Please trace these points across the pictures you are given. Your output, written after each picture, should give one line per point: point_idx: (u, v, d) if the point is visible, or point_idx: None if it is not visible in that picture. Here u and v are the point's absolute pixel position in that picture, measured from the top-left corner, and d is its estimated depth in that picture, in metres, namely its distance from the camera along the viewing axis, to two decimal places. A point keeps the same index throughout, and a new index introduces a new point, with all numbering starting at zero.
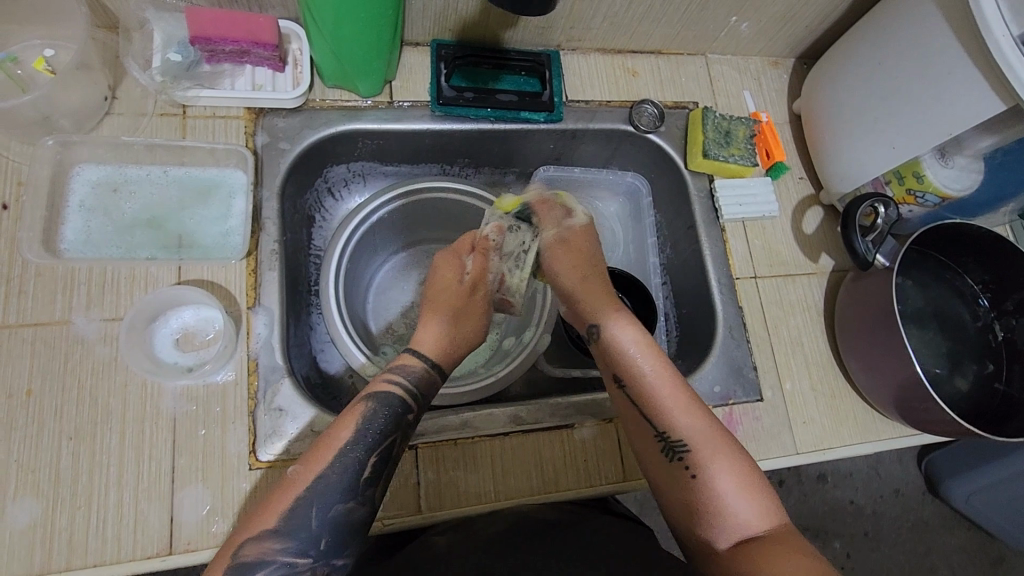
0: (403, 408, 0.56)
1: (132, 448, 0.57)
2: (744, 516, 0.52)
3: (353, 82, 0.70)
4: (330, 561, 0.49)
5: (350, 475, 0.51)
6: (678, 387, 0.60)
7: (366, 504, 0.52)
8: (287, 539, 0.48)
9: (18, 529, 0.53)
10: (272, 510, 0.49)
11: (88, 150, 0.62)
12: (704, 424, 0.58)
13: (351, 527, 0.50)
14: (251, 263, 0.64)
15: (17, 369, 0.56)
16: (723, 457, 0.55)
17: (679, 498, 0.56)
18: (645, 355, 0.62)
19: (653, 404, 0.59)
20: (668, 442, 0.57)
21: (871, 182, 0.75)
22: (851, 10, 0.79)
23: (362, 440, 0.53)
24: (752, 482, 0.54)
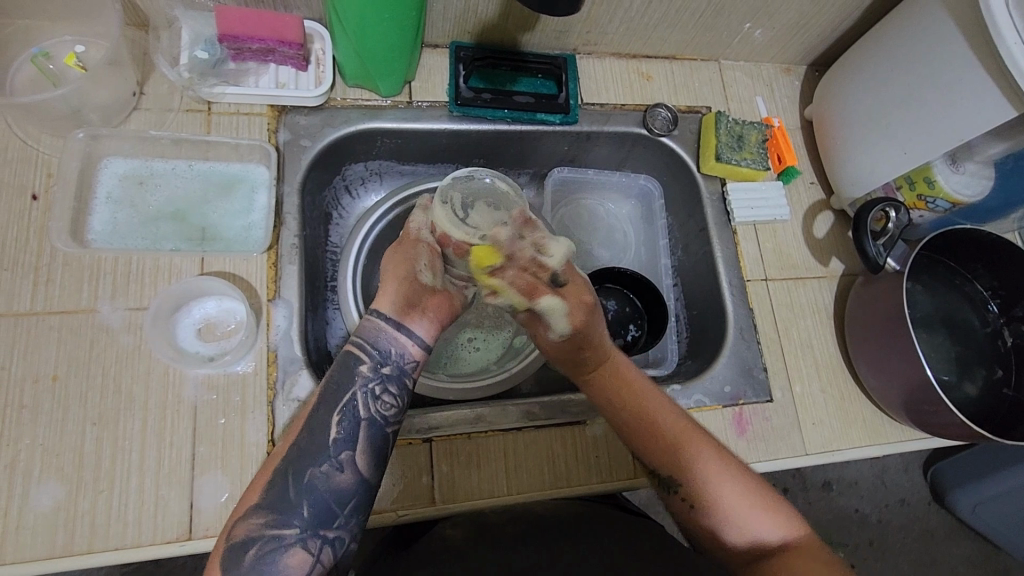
0: (364, 362, 0.54)
1: (154, 435, 0.58)
2: (755, 532, 0.54)
3: (374, 81, 0.71)
4: (320, 532, 0.49)
5: (320, 437, 0.51)
6: (667, 418, 0.58)
7: (345, 468, 0.51)
8: (270, 511, 0.48)
9: (42, 511, 0.54)
10: (259, 481, 0.50)
11: (116, 144, 0.64)
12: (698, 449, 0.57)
13: (335, 495, 0.50)
14: (272, 256, 0.65)
15: (44, 355, 0.58)
16: (721, 480, 0.55)
17: (687, 524, 0.57)
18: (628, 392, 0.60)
19: (642, 445, 0.58)
20: (663, 479, 0.57)
21: (883, 187, 0.76)
22: (864, 19, 0.80)
23: (328, 403, 0.53)
24: (755, 500, 0.55)
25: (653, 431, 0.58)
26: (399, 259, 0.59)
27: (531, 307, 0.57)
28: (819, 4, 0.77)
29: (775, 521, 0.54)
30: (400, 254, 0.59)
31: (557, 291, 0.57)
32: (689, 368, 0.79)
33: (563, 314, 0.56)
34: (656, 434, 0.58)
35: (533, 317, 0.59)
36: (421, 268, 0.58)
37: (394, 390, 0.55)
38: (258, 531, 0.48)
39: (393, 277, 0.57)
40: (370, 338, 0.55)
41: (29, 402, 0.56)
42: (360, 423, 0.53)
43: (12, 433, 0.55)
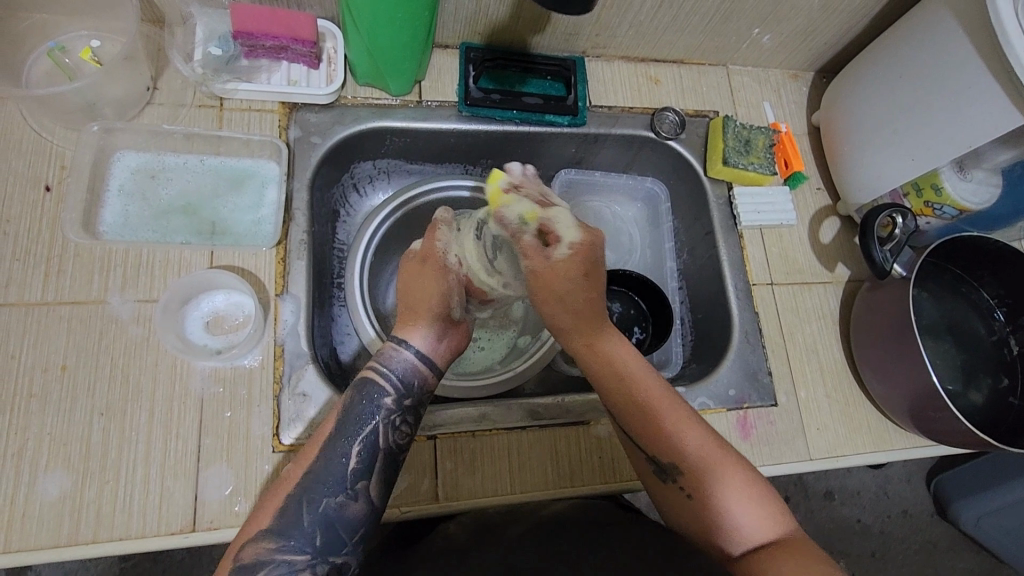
0: (387, 395, 0.55)
1: (160, 427, 0.58)
2: (750, 525, 0.53)
3: (384, 80, 0.72)
4: (329, 559, 0.49)
5: (337, 468, 0.52)
6: (665, 401, 0.58)
7: (359, 497, 0.52)
8: (282, 538, 0.49)
9: (48, 500, 0.54)
10: (268, 506, 0.50)
11: (129, 137, 0.64)
12: (698, 437, 0.57)
13: (347, 524, 0.51)
14: (281, 251, 0.65)
15: (53, 345, 0.58)
16: (719, 468, 0.56)
17: (682, 515, 0.57)
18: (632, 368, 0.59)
19: (638, 429, 0.58)
20: (660, 467, 0.57)
21: (890, 193, 0.76)
22: (872, 26, 0.81)
23: (347, 433, 0.53)
24: (752, 491, 0.55)
25: (651, 413, 0.58)
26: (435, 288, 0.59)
27: (543, 213, 0.58)
28: (828, 10, 0.77)
29: (770, 515, 0.54)
30: (436, 283, 0.59)
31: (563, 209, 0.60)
32: (694, 371, 0.79)
33: (570, 219, 0.59)
34: (653, 416, 0.57)
35: (538, 239, 0.58)
36: (454, 304, 0.60)
37: (411, 421, 0.56)
38: (270, 554, 0.48)
39: (426, 309, 0.58)
40: (392, 368, 0.56)
41: (38, 392, 0.57)
42: (377, 453, 0.54)
43: (20, 422, 0.56)
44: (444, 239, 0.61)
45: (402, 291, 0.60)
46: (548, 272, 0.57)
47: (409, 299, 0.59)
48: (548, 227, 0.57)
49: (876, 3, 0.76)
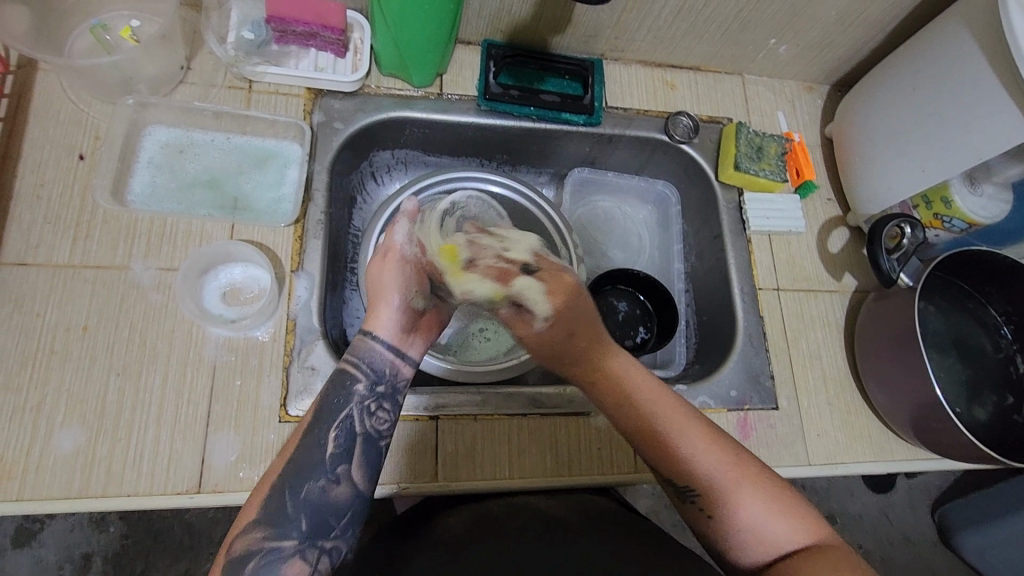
0: (359, 381, 0.57)
1: (173, 390, 0.60)
2: (778, 537, 0.52)
3: (408, 71, 0.74)
4: (317, 543, 0.51)
5: (318, 454, 0.53)
6: (675, 424, 0.57)
7: (341, 481, 0.53)
8: (268, 525, 0.50)
9: (62, 454, 0.56)
10: (256, 496, 0.51)
11: (161, 113, 0.67)
12: (720, 457, 0.56)
13: (332, 507, 0.52)
14: (299, 229, 0.67)
15: (76, 306, 0.60)
16: (742, 486, 0.54)
17: (708, 536, 0.55)
18: (651, 401, 0.58)
19: (650, 452, 0.57)
20: (679, 488, 0.56)
21: (899, 205, 0.77)
22: (888, 41, 0.82)
23: (326, 419, 0.54)
24: (778, 503, 0.53)
25: (661, 437, 0.57)
26: (392, 281, 0.59)
27: (507, 290, 0.57)
28: (845, 23, 0.79)
29: (791, 522, 0.53)
30: (393, 280, 0.59)
31: (531, 274, 0.57)
32: (696, 371, 0.80)
33: (539, 287, 0.57)
34: (663, 438, 0.57)
35: (514, 310, 0.59)
36: (415, 297, 0.60)
37: (389, 406, 0.58)
38: (258, 544, 0.49)
39: (388, 304, 0.59)
40: (362, 354, 0.58)
41: (59, 350, 0.59)
42: (355, 438, 0.55)
43: (41, 377, 0.58)
44: (403, 234, 0.61)
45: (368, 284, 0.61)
46: (529, 336, 0.60)
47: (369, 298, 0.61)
48: (518, 302, 0.58)
49: (892, 18, 0.78)
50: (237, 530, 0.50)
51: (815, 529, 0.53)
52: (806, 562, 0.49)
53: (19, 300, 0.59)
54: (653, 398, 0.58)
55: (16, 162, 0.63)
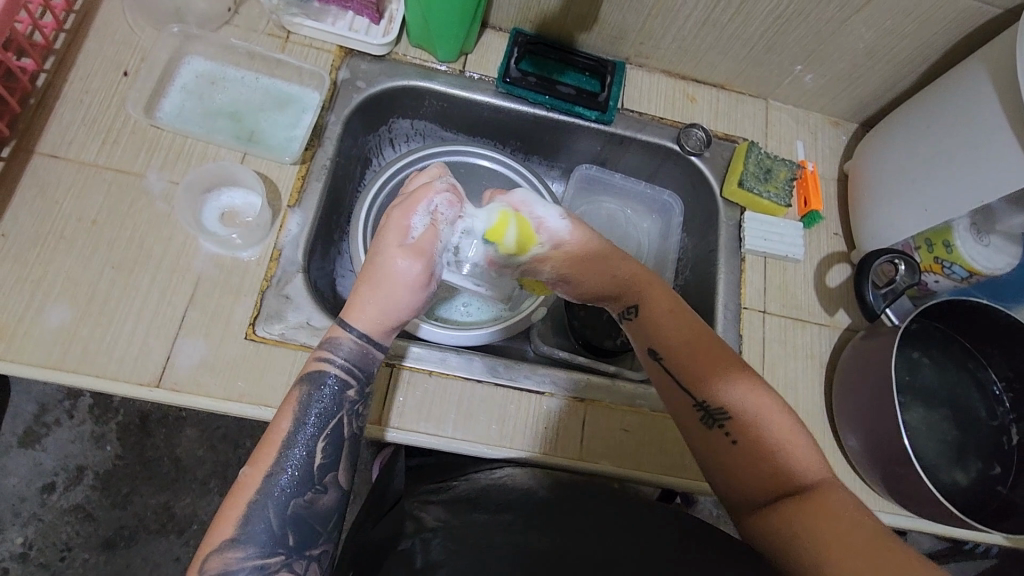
0: (348, 386, 0.57)
1: (158, 291, 0.65)
2: (796, 470, 0.54)
3: (433, 45, 0.78)
4: (304, 554, 0.52)
5: (305, 468, 0.53)
6: (729, 363, 0.58)
7: (328, 490, 0.54)
8: (247, 545, 0.50)
9: (49, 327, 0.61)
10: (230, 513, 0.51)
11: (203, 46, 0.74)
12: (749, 387, 0.57)
13: (318, 517, 0.54)
14: (302, 169, 0.72)
15: (91, 200, 0.66)
16: (767, 416, 0.56)
17: (720, 464, 0.56)
18: (684, 325, 0.61)
19: (690, 374, 0.59)
20: (708, 411, 0.57)
21: (900, 245, 0.75)
22: (918, 83, 0.81)
23: (305, 429, 0.54)
24: (791, 438, 0.55)
25: (711, 363, 0.59)
26: (409, 289, 0.57)
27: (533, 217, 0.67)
28: (873, 58, 0.78)
29: (805, 464, 0.54)
30: (416, 290, 0.57)
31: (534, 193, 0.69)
32: None
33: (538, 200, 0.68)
34: (706, 364, 0.59)
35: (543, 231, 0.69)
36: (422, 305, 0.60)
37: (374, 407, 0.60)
38: (237, 563, 0.50)
39: (390, 313, 0.57)
40: (339, 354, 0.56)
41: (67, 235, 0.65)
42: (342, 443, 0.56)
43: (46, 257, 0.63)
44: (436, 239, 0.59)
45: (367, 280, 0.57)
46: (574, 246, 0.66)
47: (365, 283, 0.57)
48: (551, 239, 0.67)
49: (922, 59, 0.77)
50: (212, 548, 0.50)
51: (827, 471, 0.54)
52: (818, 506, 0.50)
53: (43, 186, 0.66)
54: (694, 334, 0.61)
55: (70, 69, 0.70)
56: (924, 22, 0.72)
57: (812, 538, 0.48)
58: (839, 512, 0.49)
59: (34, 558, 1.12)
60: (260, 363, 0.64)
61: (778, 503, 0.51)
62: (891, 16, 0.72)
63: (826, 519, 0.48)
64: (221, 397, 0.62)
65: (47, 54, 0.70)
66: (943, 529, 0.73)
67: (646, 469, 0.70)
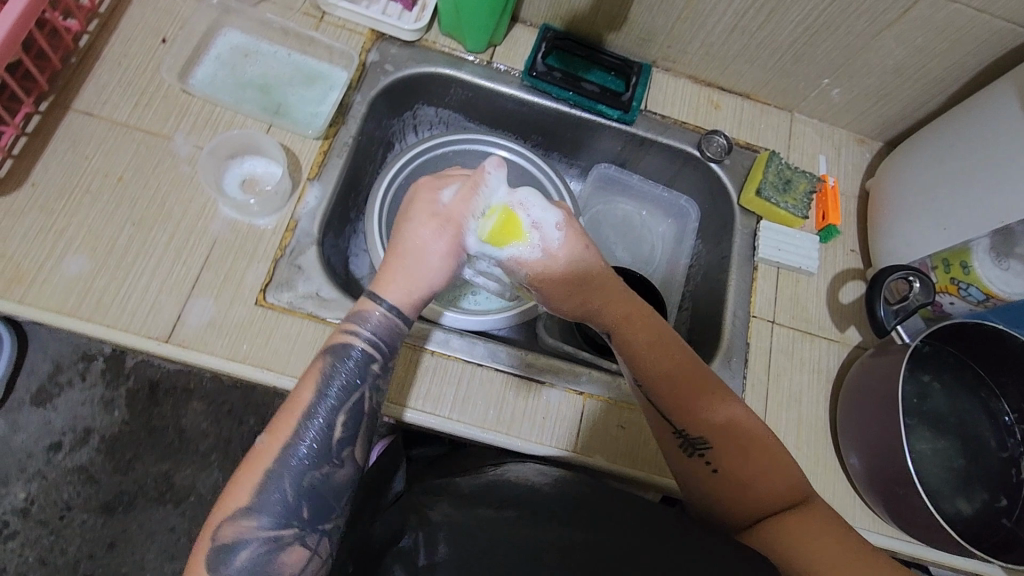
0: (371, 359, 0.57)
1: (174, 250, 0.66)
2: (775, 495, 0.58)
3: (463, 35, 0.80)
4: (317, 528, 0.52)
5: (323, 440, 0.53)
6: (704, 393, 0.61)
7: (345, 463, 0.54)
8: (260, 514, 0.51)
9: (67, 275, 0.63)
10: (245, 479, 0.52)
11: (239, 20, 0.76)
12: (727, 421, 0.60)
13: (334, 489, 0.53)
14: (325, 145, 0.73)
15: (119, 158, 0.68)
16: (748, 449, 0.59)
17: (699, 485, 0.61)
18: (660, 356, 0.63)
19: (672, 406, 0.61)
20: (688, 441, 0.61)
21: (917, 263, 0.74)
22: (948, 104, 0.80)
23: (325, 401, 0.54)
24: (771, 464, 0.59)
25: (689, 398, 0.61)
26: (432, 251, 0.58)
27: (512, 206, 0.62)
28: (902, 76, 0.78)
29: (792, 476, 0.59)
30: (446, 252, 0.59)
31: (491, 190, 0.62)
32: None
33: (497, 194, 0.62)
34: (690, 398, 0.61)
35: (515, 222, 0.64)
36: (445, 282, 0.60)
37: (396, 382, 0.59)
38: (251, 531, 0.50)
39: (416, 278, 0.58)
40: (366, 330, 0.57)
41: (92, 189, 0.67)
42: (363, 418, 0.56)
43: (71, 208, 0.65)
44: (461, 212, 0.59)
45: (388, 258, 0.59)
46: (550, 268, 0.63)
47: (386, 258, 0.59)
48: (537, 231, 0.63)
49: (953, 79, 0.76)
50: (226, 516, 0.51)
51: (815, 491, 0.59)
52: (800, 524, 0.55)
53: (75, 141, 0.68)
54: (676, 365, 0.62)
55: (111, 32, 0.73)
56: (957, 41, 0.71)
57: (814, 549, 0.53)
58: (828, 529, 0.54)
59: (35, 514, 1.14)
60: (267, 328, 0.65)
61: (762, 522, 0.57)
62: (922, 34, 0.71)
63: (813, 538, 0.53)
64: (225, 357, 0.63)
65: (91, 17, 0.72)
66: (945, 556, 0.72)
67: (640, 467, 0.69)
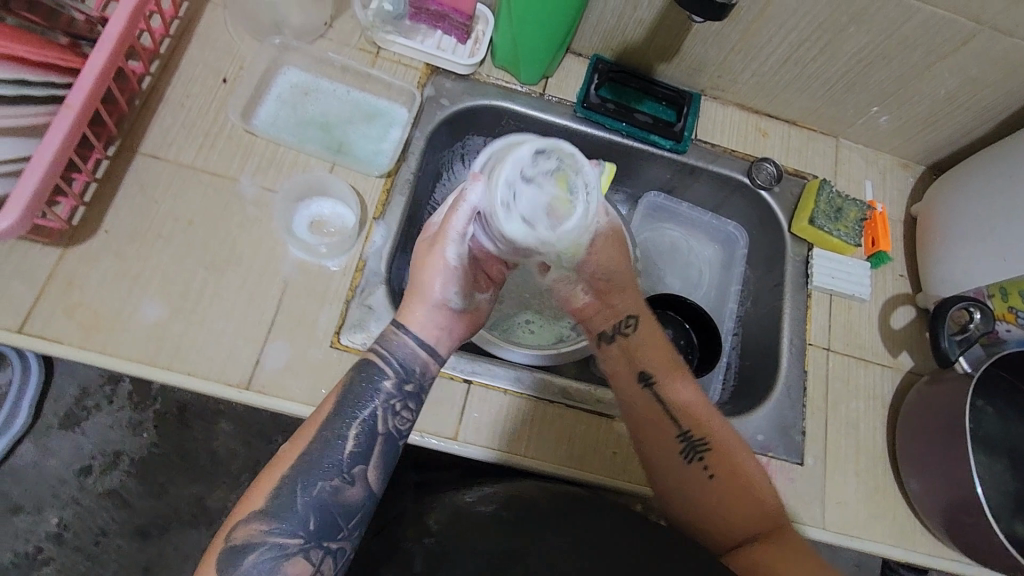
0: (388, 377, 0.55)
1: (247, 294, 0.66)
2: (764, 518, 0.61)
3: (518, 67, 0.80)
4: (323, 543, 0.50)
5: (335, 452, 0.51)
6: (698, 398, 0.66)
7: (355, 481, 0.51)
8: (274, 519, 0.49)
9: (144, 322, 0.63)
10: (262, 484, 0.50)
11: (298, 58, 0.76)
12: (721, 432, 0.65)
13: (343, 506, 0.51)
14: (387, 182, 0.74)
15: (189, 200, 0.68)
16: (739, 469, 0.63)
17: (688, 494, 0.63)
18: (670, 362, 0.67)
19: (675, 411, 0.64)
20: (691, 445, 0.63)
21: (973, 291, 0.76)
22: (994, 131, 0.81)
23: (344, 417, 0.52)
24: (760, 489, 0.63)
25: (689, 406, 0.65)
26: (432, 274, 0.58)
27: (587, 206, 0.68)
28: (952, 104, 0.79)
29: (773, 503, 0.62)
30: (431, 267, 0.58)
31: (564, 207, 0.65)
32: (728, 409, 0.80)
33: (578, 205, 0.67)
34: (693, 405, 0.65)
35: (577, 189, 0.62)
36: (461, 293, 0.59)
37: (413, 407, 0.56)
38: (259, 536, 0.48)
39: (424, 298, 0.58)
40: (393, 353, 0.56)
41: (164, 234, 0.67)
42: (376, 438, 0.53)
43: (144, 254, 0.66)
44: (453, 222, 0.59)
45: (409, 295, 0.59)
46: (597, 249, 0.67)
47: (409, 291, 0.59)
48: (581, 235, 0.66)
49: (1003, 108, 0.78)
50: (239, 519, 0.49)
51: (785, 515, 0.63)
52: (782, 549, 0.59)
53: (143, 186, 0.68)
54: (681, 376, 0.66)
55: (172, 73, 0.72)
56: (1012, 73, 0.72)
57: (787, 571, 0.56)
58: (796, 551, 0.59)
59: (69, 540, 1.10)
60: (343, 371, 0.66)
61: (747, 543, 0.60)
62: (976, 65, 0.72)
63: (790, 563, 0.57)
64: (304, 402, 0.64)
65: (153, 58, 0.72)
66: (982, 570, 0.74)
67: None
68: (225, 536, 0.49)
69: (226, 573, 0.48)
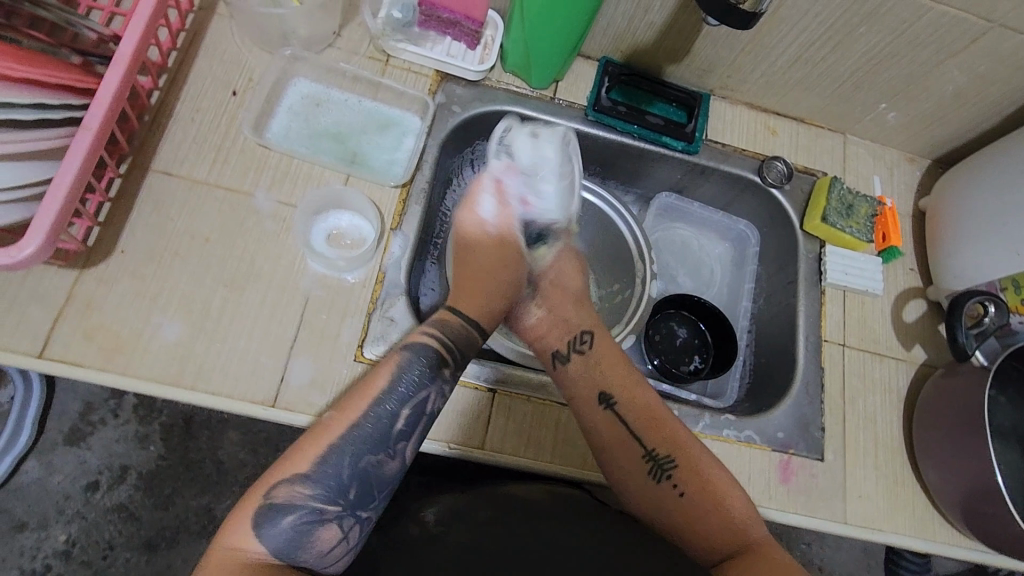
0: (446, 366, 0.59)
1: (268, 311, 0.66)
2: (740, 531, 0.60)
3: (529, 72, 0.79)
4: (357, 512, 0.52)
5: (383, 427, 0.54)
6: (662, 414, 0.65)
7: (395, 457, 0.54)
8: (314, 485, 0.51)
9: (165, 342, 0.62)
10: (307, 448, 0.52)
11: (308, 68, 0.76)
12: (688, 442, 0.64)
13: (381, 479, 0.53)
14: (403, 193, 0.73)
15: (205, 217, 0.67)
16: (710, 482, 0.62)
17: (664, 514, 0.63)
18: (624, 379, 0.66)
19: (637, 427, 0.64)
20: (658, 463, 0.63)
21: (987, 284, 0.76)
22: (999, 125, 0.82)
23: (398, 395, 0.56)
24: (736, 500, 0.61)
25: (648, 420, 0.65)
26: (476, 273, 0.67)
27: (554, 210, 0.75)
28: (960, 100, 0.80)
29: (750, 513, 0.61)
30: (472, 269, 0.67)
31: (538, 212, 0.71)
32: (747, 408, 0.81)
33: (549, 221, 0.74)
34: (654, 417, 0.65)
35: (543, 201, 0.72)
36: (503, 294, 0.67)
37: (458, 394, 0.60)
38: (299, 498, 0.50)
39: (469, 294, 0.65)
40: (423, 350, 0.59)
41: (181, 252, 0.66)
42: (423, 417, 0.57)
43: (162, 274, 0.65)
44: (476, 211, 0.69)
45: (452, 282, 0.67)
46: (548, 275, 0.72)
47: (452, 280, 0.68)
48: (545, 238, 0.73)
49: (1010, 103, 0.79)
50: (278, 479, 0.51)
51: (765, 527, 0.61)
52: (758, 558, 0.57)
53: (157, 204, 0.67)
54: (639, 391, 0.66)
55: (180, 87, 0.71)
56: (1019, 69, 0.73)
57: None
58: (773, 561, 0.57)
59: (77, 556, 1.07)
60: None
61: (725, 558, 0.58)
62: (985, 62, 0.73)
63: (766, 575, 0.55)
64: None
65: (161, 72, 0.71)
66: (999, 558, 0.76)
67: None
68: (262, 493, 0.51)
69: (258, 529, 0.49)
